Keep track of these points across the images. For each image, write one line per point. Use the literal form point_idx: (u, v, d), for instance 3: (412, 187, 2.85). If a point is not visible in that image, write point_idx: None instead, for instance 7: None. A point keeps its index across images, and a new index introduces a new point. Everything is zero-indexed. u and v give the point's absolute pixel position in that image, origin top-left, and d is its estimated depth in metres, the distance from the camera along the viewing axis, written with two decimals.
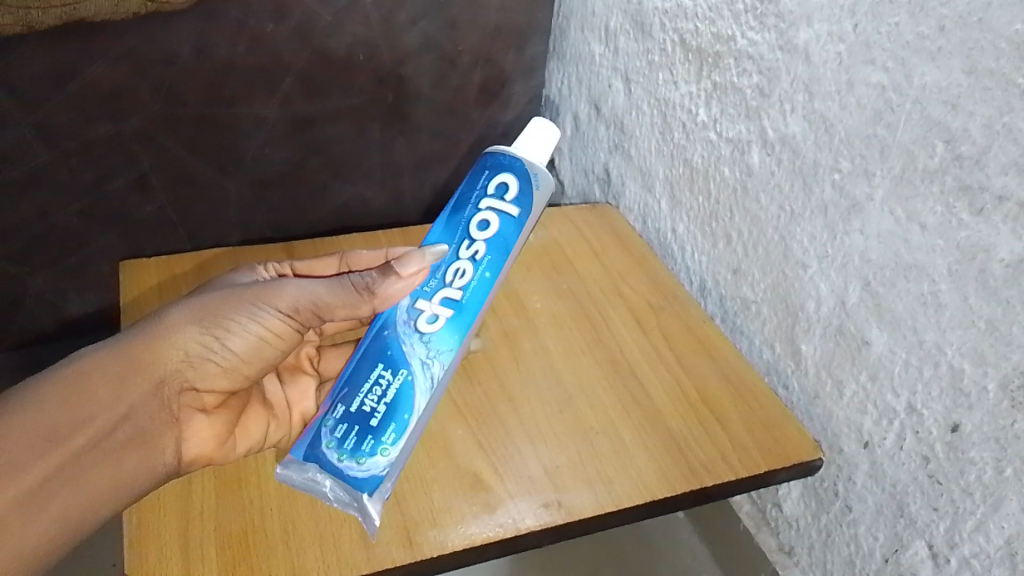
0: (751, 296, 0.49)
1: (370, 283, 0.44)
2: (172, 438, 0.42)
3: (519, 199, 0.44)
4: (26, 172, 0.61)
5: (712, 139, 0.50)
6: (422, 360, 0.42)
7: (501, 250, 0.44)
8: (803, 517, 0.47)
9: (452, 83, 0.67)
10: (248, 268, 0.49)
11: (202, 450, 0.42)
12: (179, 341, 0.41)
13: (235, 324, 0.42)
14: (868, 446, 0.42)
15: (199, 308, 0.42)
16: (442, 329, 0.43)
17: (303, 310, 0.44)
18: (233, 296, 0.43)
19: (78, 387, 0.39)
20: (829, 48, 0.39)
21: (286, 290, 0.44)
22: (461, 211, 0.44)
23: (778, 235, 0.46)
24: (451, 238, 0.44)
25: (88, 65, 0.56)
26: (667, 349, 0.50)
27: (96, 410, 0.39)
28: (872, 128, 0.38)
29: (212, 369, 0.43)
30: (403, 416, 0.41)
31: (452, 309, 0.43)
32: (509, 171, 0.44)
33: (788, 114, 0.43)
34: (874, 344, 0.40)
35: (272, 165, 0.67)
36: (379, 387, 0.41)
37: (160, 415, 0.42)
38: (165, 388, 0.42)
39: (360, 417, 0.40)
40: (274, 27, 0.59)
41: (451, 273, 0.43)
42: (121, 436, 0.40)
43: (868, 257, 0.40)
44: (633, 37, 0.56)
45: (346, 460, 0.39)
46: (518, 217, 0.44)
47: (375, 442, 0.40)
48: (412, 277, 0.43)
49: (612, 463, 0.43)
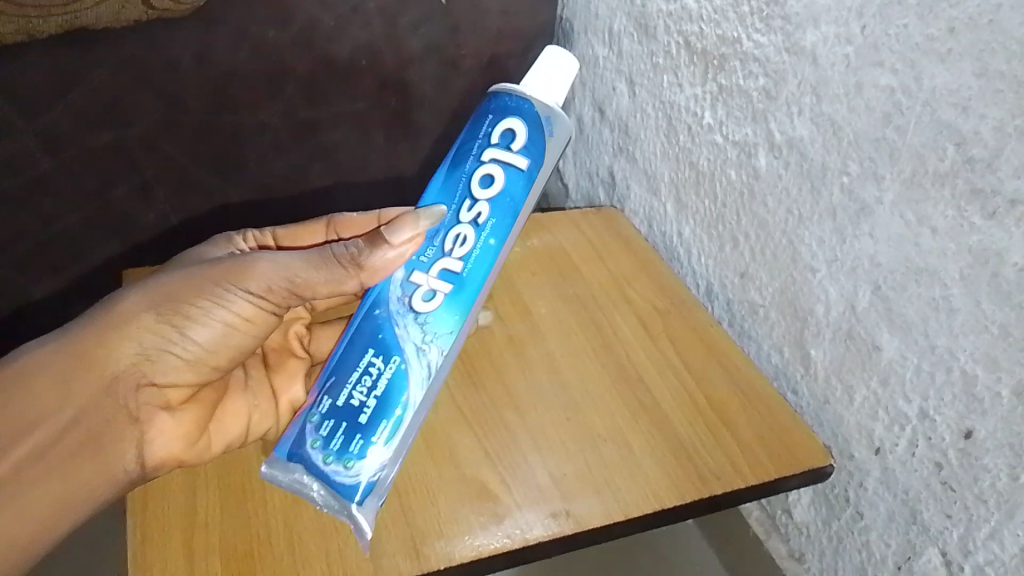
0: (759, 300, 0.49)
1: (356, 255, 0.42)
2: (133, 442, 0.42)
3: (527, 148, 0.42)
4: (28, 181, 0.61)
5: (718, 142, 0.49)
6: (417, 345, 0.41)
7: (505, 213, 0.42)
8: (813, 524, 0.47)
9: (455, 87, 0.67)
10: (223, 240, 0.49)
11: (170, 452, 0.42)
12: (134, 331, 0.41)
13: (196, 310, 0.42)
14: (879, 452, 0.41)
15: (156, 294, 0.42)
16: (439, 308, 0.41)
17: (276, 289, 0.43)
18: (194, 278, 0.42)
19: (21, 392, 0.39)
20: (837, 50, 0.39)
21: (258, 270, 0.43)
22: (462, 164, 0.42)
23: (786, 238, 0.45)
24: (450, 198, 0.42)
25: (90, 73, 0.56)
26: (675, 354, 0.50)
27: (40, 418, 0.39)
28: (880, 131, 0.37)
29: (172, 362, 0.43)
30: (395, 411, 0.40)
31: (451, 285, 0.41)
32: (516, 114, 0.42)
33: (796, 116, 0.43)
34: (885, 350, 0.40)
35: (274, 170, 0.67)
36: (369, 377, 0.40)
37: (116, 416, 0.42)
38: (119, 384, 0.41)
39: (348, 412, 0.39)
40: (276, 32, 0.58)
41: (450, 240, 0.41)
42: (69, 444, 0.40)
43: (877, 262, 0.39)
44: (637, 39, 0.56)
45: (334, 463, 0.39)
46: (527, 170, 0.42)
47: (364, 442, 0.39)
48: (405, 245, 0.41)
49: (620, 471, 0.43)
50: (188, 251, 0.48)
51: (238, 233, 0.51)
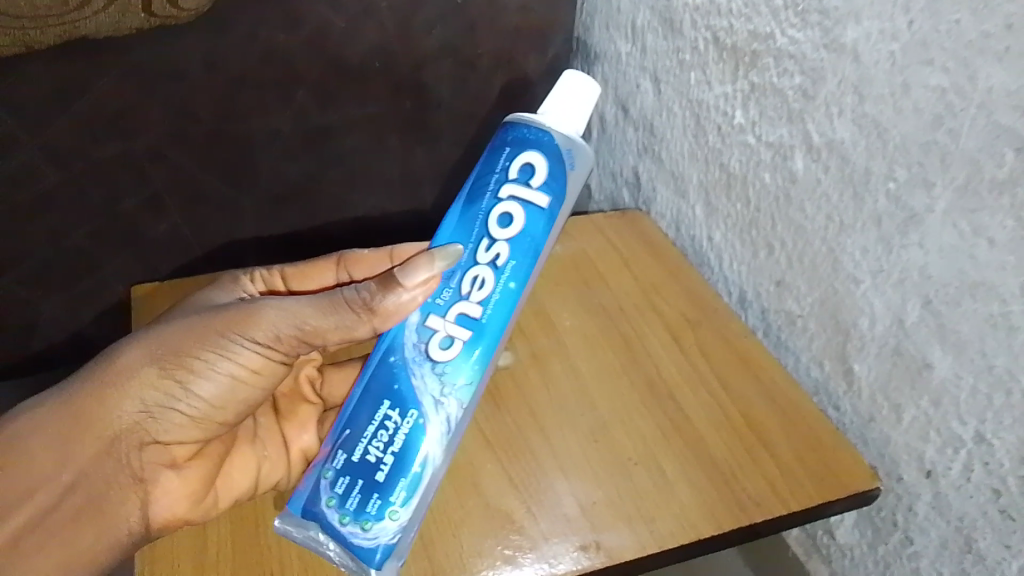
0: (796, 310, 0.46)
1: (368, 300, 0.40)
2: (137, 501, 0.42)
3: (546, 184, 0.41)
4: (36, 195, 0.59)
5: (750, 143, 0.46)
6: (435, 398, 0.39)
7: (524, 254, 0.40)
8: (858, 547, 0.45)
9: (472, 88, 0.64)
10: (230, 283, 0.47)
11: (173, 513, 0.41)
12: (135, 389, 0.40)
13: (201, 362, 0.40)
14: (931, 475, 0.39)
15: (158, 347, 0.40)
16: (457, 356, 0.39)
17: (285, 338, 0.41)
18: (197, 329, 0.41)
19: (16, 457, 0.39)
20: (881, 47, 0.36)
21: (265, 317, 0.41)
22: (478, 201, 0.41)
23: (825, 246, 0.42)
24: (467, 236, 0.41)
25: (94, 83, 0.54)
26: (708, 368, 0.48)
27: (37, 484, 0.39)
28: (930, 134, 0.34)
29: (177, 419, 0.42)
30: (413, 469, 0.38)
31: (470, 331, 0.40)
32: (536, 147, 0.41)
33: (836, 117, 0.40)
34: (936, 367, 0.37)
35: (287, 178, 0.65)
36: (385, 432, 0.38)
37: (117, 477, 0.41)
38: (120, 444, 0.41)
39: (365, 469, 0.38)
40: (285, 37, 0.56)
41: (468, 282, 0.40)
42: (69, 508, 0.40)
43: (928, 274, 0.36)
44: (662, 35, 0.53)
45: (350, 524, 0.37)
46: (548, 208, 0.41)
47: (382, 503, 0.37)
48: (418, 288, 0.40)
49: (654, 500, 0.41)
50: (193, 295, 0.46)
51: (245, 272, 0.49)
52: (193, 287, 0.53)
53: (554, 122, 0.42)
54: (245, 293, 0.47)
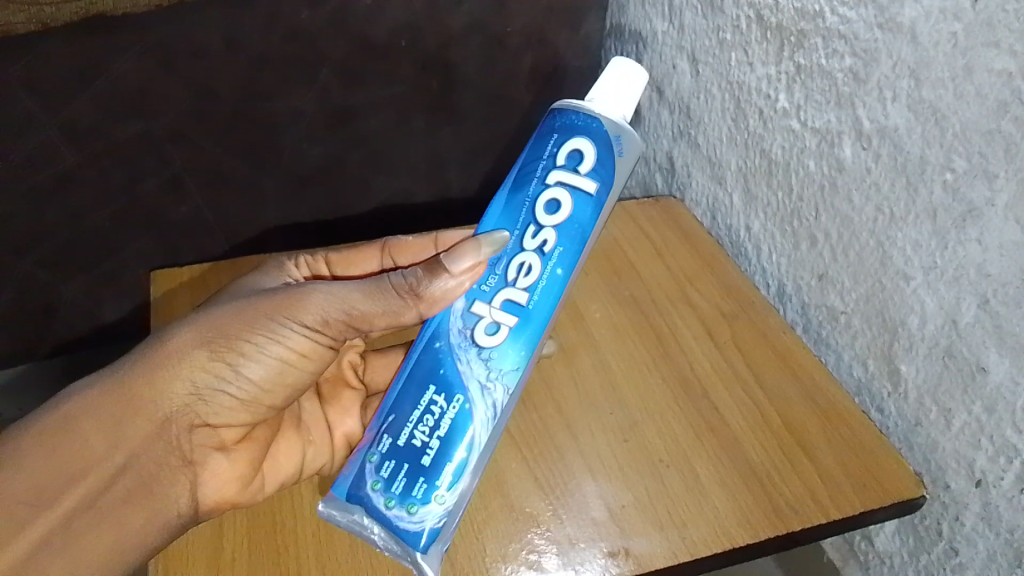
0: (840, 305, 0.43)
1: (415, 285, 0.40)
2: (186, 483, 0.40)
3: (595, 171, 0.39)
4: (55, 175, 0.59)
5: (795, 128, 0.43)
6: (481, 383, 0.38)
7: (572, 241, 0.39)
8: (899, 555, 0.42)
9: (501, 67, 0.62)
10: (276, 268, 0.46)
11: (222, 495, 0.40)
12: (186, 370, 0.38)
13: (250, 346, 0.39)
14: (981, 484, 0.36)
15: (207, 329, 0.39)
16: (505, 342, 0.38)
17: (333, 322, 0.40)
18: (247, 311, 0.40)
19: (68, 437, 0.36)
20: (941, 28, 0.33)
21: (313, 301, 0.40)
22: (524, 187, 0.39)
23: (873, 239, 0.40)
24: (513, 223, 0.39)
25: (114, 60, 0.53)
26: (743, 365, 0.46)
27: (90, 463, 0.36)
28: (994, 122, 0.31)
29: (226, 402, 0.40)
30: (458, 453, 0.37)
31: (517, 317, 0.39)
32: (584, 134, 0.39)
33: (889, 103, 0.36)
34: (991, 372, 0.34)
35: (311, 161, 0.64)
36: (431, 416, 0.37)
37: (168, 459, 0.39)
38: (171, 426, 0.39)
39: (410, 453, 0.37)
40: (309, 14, 0.54)
41: (514, 269, 0.39)
42: (119, 490, 0.37)
43: (986, 272, 0.33)
44: (701, 12, 0.50)
45: (396, 508, 0.37)
46: (595, 194, 0.39)
47: (427, 487, 0.37)
48: (464, 274, 0.39)
49: (686, 504, 0.40)
50: (240, 280, 0.45)
51: (290, 258, 0.47)
52: (220, 274, 0.51)
53: (601, 109, 0.40)
54: (291, 279, 0.46)
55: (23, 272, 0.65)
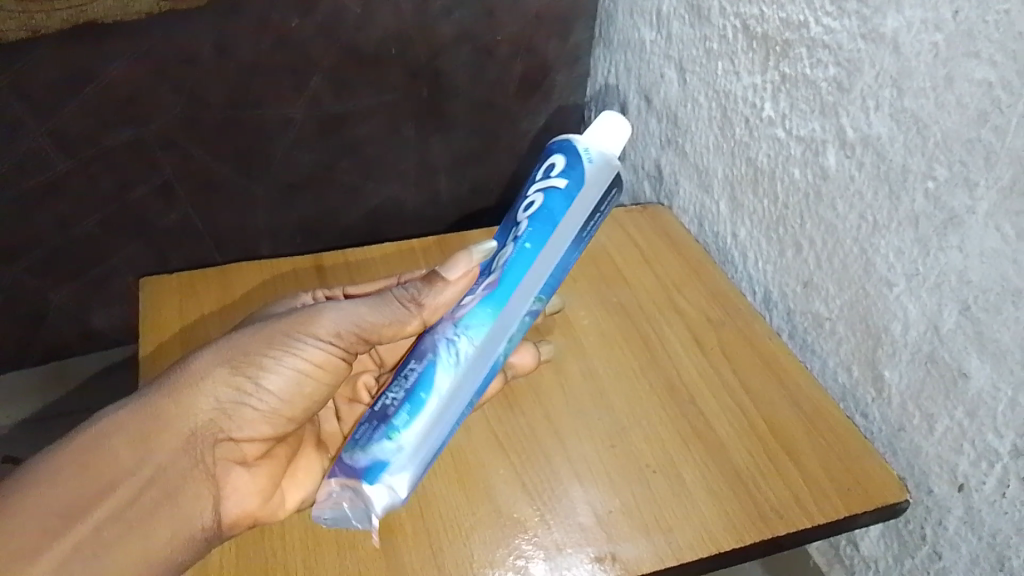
0: (825, 312, 0.44)
1: (416, 294, 0.40)
2: (208, 499, 0.39)
3: (567, 171, 0.41)
4: (45, 182, 0.59)
5: (780, 137, 0.44)
6: (448, 337, 0.39)
7: (542, 223, 0.40)
8: (883, 559, 0.43)
9: (491, 76, 0.62)
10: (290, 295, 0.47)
11: (245, 508, 0.39)
12: (209, 385, 0.38)
13: (269, 359, 0.39)
14: (964, 489, 0.36)
15: (229, 350, 0.39)
16: (475, 308, 0.39)
17: (347, 335, 0.40)
18: (264, 331, 0.40)
19: (95, 454, 0.36)
20: (922, 38, 0.33)
21: (326, 316, 0.40)
22: (514, 206, 0.42)
23: (857, 247, 0.40)
24: (503, 237, 0.42)
25: (105, 68, 0.53)
26: (730, 372, 0.46)
27: (117, 478, 0.36)
28: (975, 131, 0.32)
29: (250, 415, 0.40)
30: (419, 396, 0.37)
31: (488, 288, 0.40)
32: (560, 152, 0.42)
33: (872, 111, 0.37)
34: (973, 377, 0.35)
35: (302, 167, 0.64)
36: (404, 377, 0.39)
37: (193, 472, 0.39)
38: (198, 441, 0.39)
39: (381, 410, 0.38)
40: (299, 22, 0.55)
41: (495, 260, 0.41)
42: (145, 502, 0.37)
43: (967, 279, 0.34)
44: (688, 22, 0.50)
45: (358, 454, 0.37)
46: (566, 187, 0.41)
47: (385, 427, 0.37)
48: (459, 281, 0.40)
49: (673, 509, 0.40)
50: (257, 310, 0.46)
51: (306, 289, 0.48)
52: (203, 286, 0.53)
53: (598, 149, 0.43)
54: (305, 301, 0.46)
55: (10, 279, 0.65)
